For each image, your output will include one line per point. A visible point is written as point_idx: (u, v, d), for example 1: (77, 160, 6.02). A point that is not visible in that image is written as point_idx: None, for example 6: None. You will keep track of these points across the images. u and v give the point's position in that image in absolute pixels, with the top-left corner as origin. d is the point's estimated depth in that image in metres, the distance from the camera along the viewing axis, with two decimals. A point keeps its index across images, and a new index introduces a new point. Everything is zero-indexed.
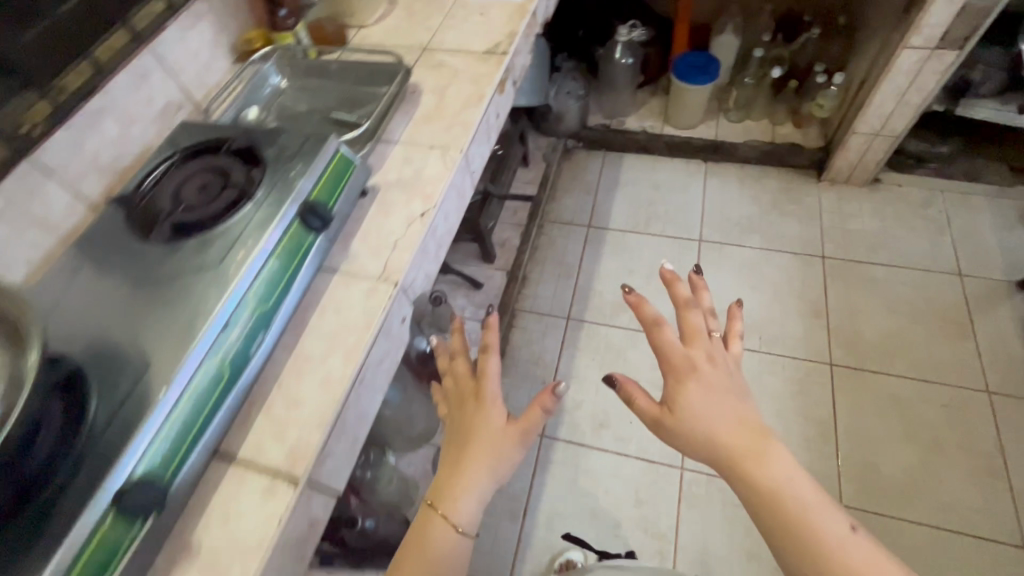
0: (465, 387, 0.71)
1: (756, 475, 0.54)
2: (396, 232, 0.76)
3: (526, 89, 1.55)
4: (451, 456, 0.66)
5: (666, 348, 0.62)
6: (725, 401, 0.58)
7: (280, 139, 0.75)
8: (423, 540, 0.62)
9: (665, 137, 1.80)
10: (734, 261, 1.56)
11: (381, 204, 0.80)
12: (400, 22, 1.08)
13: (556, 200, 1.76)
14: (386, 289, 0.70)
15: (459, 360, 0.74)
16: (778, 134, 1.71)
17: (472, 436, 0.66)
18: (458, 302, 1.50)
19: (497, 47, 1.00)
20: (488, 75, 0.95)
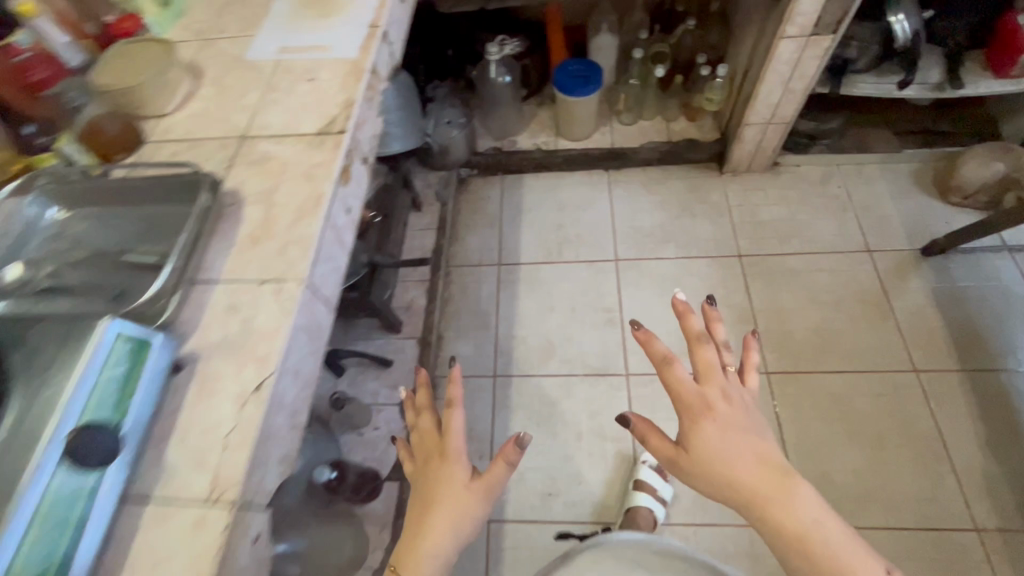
0: (434, 446, 0.70)
1: (780, 517, 0.56)
2: (225, 423, 0.58)
3: (396, 133, 1.37)
4: (418, 518, 0.65)
5: (677, 388, 0.65)
6: (743, 441, 0.61)
7: (29, 337, 0.55)
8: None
9: (561, 151, 1.67)
10: (654, 277, 1.48)
11: (203, 379, 0.61)
12: (208, 105, 0.87)
13: (460, 241, 1.60)
14: (217, 518, 0.53)
15: (425, 418, 0.73)
16: (674, 131, 1.64)
17: (437, 494, 0.65)
18: (369, 387, 1.33)
19: (332, 125, 0.81)
20: (324, 165, 0.77)
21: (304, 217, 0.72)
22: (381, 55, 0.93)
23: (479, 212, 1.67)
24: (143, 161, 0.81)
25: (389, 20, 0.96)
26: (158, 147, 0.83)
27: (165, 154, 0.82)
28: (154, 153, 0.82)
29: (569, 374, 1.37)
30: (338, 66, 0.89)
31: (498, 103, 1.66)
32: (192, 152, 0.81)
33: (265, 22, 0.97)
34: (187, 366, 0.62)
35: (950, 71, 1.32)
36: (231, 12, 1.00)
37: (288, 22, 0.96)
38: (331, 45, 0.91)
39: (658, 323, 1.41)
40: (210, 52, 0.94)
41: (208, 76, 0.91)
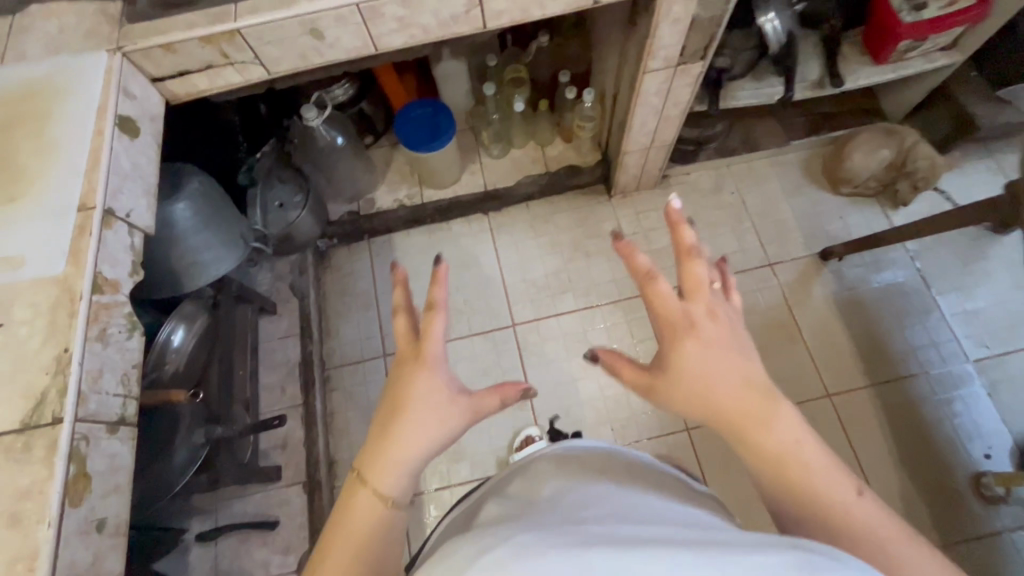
0: (405, 357, 0.53)
1: (759, 440, 0.47)
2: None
3: (207, 258, 1.05)
4: (383, 427, 0.51)
5: (659, 301, 0.51)
6: (730, 356, 0.49)
7: None
8: (351, 525, 0.48)
9: (428, 204, 1.44)
10: (556, 338, 1.34)
11: None
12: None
13: (334, 336, 1.34)
14: None
15: (399, 320, 0.54)
16: (550, 158, 1.45)
17: (407, 402, 0.51)
18: (256, 558, 1.13)
19: (41, 411, 0.56)
20: (37, 493, 0.53)
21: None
22: (111, 251, 0.65)
23: (346, 291, 1.39)
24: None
25: (112, 187, 0.67)
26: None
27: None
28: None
29: (483, 478, 1.22)
30: (40, 295, 0.61)
31: (340, 162, 1.37)
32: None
33: None
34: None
35: (828, 65, 1.20)
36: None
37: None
38: (26, 254, 0.63)
39: (568, 394, 1.29)
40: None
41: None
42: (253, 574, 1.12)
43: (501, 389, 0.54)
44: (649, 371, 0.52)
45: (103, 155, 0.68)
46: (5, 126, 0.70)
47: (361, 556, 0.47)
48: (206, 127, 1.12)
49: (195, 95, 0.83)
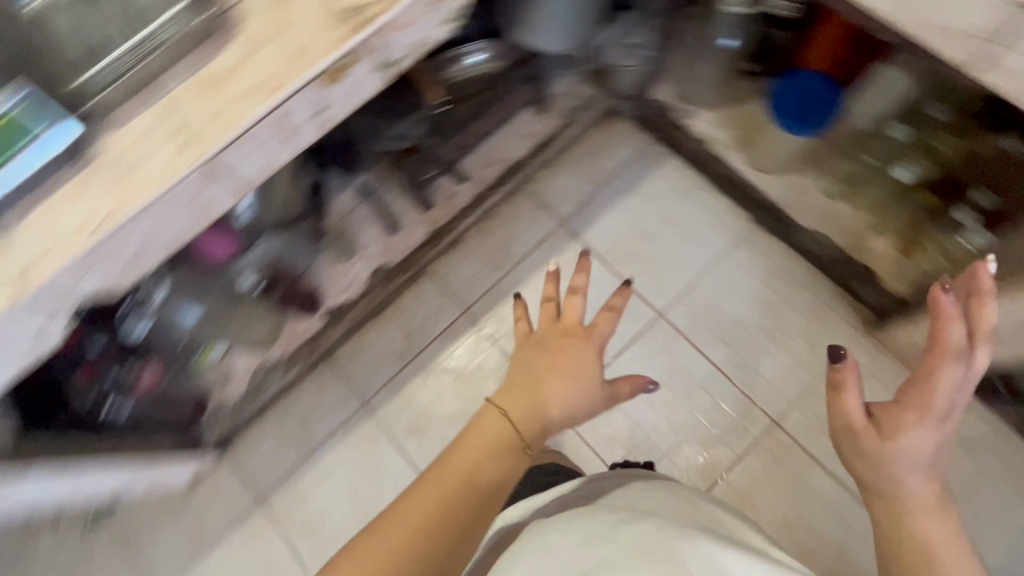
0: (570, 329, 0.90)
1: (911, 525, 0.71)
2: (63, 235, 0.65)
3: (552, 29, 1.09)
4: (537, 379, 0.84)
5: (939, 375, 0.71)
6: (951, 463, 0.73)
7: None
8: (483, 435, 0.79)
9: (724, 163, 1.35)
10: (673, 360, 1.30)
11: (78, 178, 0.66)
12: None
13: (550, 175, 1.51)
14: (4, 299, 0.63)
15: (577, 304, 0.92)
16: (867, 246, 1.23)
17: (560, 364, 0.86)
18: (365, 236, 1.38)
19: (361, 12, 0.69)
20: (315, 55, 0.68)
21: (251, 99, 0.67)
22: None
23: (591, 159, 1.49)
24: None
25: None
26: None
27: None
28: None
29: None
30: None
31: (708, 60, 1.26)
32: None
33: None
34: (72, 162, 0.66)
35: None
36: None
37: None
38: None
39: (632, 400, 1.29)
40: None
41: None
42: (357, 240, 1.37)
43: (629, 382, 0.89)
44: (868, 425, 0.74)
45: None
46: None
47: (484, 453, 0.78)
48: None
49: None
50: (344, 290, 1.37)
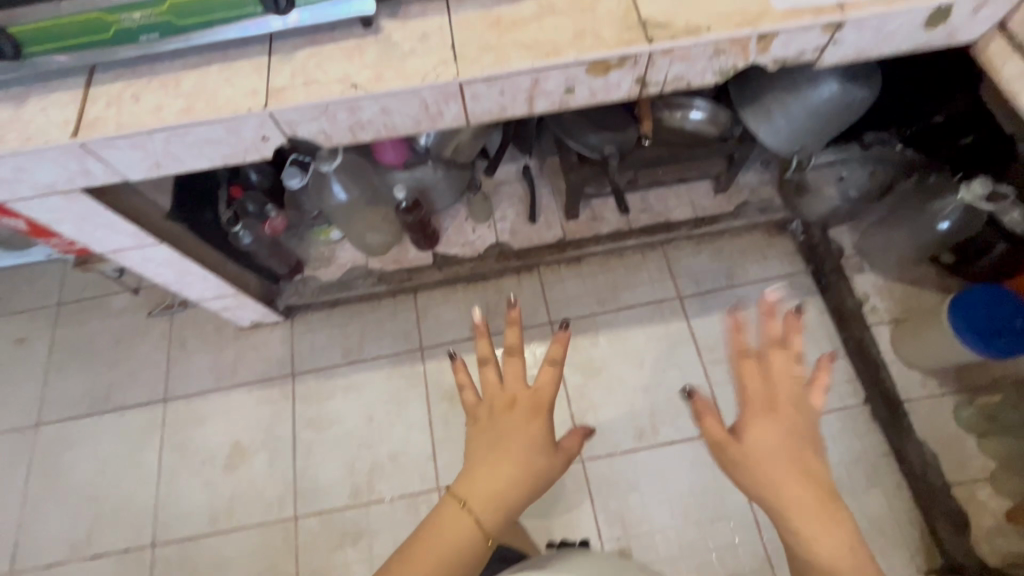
0: (515, 403, 0.64)
1: (812, 536, 0.53)
2: (325, 79, 0.73)
3: (777, 127, 1.13)
4: (491, 458, 0.60)
5: (748, 387, 0.63)
6: (788, 450, 0.57)
7: None
8: (441, 541, 0.55)
9: (866, 332, 1.26)
10: (715, 481, 1.22)
11: (359, 44, 0.75)
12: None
13: (691, 249, 1.43)
14: (257, 103, 0.72)
15: (514, 362, 0.66)
16: (971, 490, 1.12)
17: (513, 427, 0.62)
18: (503, 210, 1.46)
19: (651, 32, 0.72)
20: (594, 45, 0.72)
21: (522, 53, 0.72)
22: (798, 38, 0.73)
23: (740, 256, 1.41)
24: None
25: (866, 21, 0.72)
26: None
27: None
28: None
29: (570, 398, 1.31)
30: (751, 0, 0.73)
31: (900, 229, 1.23)
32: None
33: None
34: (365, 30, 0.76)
35: None
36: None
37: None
38: None
39: (655, 492, 1.22)
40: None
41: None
42: (495, 210, 1.45)
43: (574, 438, 0.66)
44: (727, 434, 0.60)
45: (902, 3, 0.71)
46: None
47: (446, 575, 0.54)
48: (919, 90, 1.13)
49: (987, 65, 0.80)
50: (461, 244, 1.43)
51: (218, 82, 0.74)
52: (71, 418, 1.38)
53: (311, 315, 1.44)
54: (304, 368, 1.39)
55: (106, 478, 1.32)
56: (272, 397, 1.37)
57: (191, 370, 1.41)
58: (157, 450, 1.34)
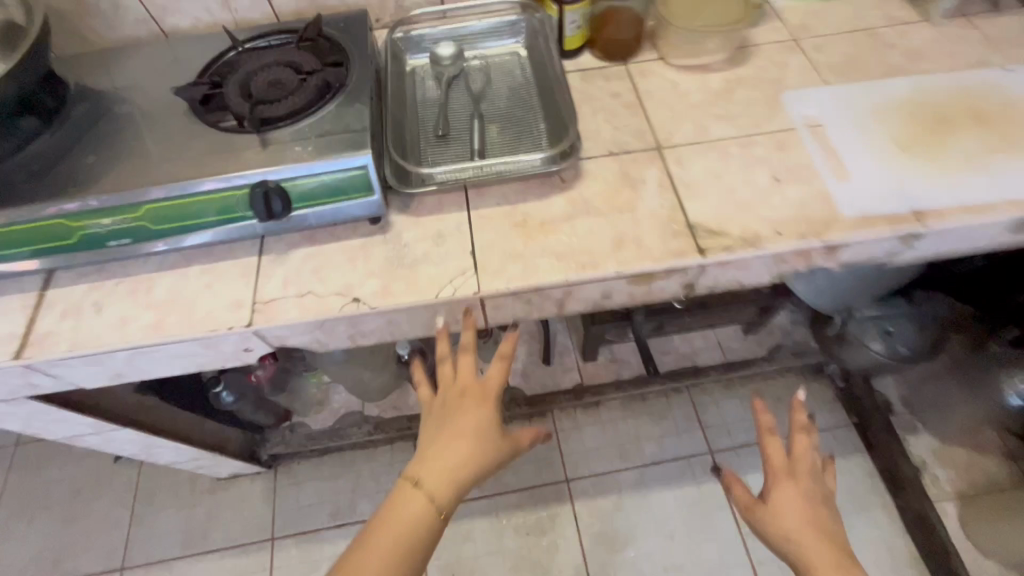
0: (464, 398, 0.66)
1: None
2: (323, 291, 0.62)
3: (816, 284, 1.02)
4: (443, 434, 0.64)
5: (768, 451, 0.63)
6: (808, 505, 0.59)
7: (355, 107, 0.64)
8: (399, 518, 0.60)
9: (931, 509, 1.09)
10: None
11: (364, 245, 0.65)
12: (693, 85, 0.76)
13: (720, 396, 1.31)
14: (241, 318, 0.61)
15: (467, 364, 0.68)
16: None
17: (464, 409, 0.65)
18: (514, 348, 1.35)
19: (703, 241, 0.63)
20: (637, 257, 0.62)
21: (553, 264, 0.62)
22: (870, 247, 0.63)
23: (775, 405, 1.28)
24: (589, 72, 0.79)
25: (948, 231, 0.63)
26: (614, 72, 0.79)
27: (602, 86, 0.77)
28: (603, 70, 0.79)
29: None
30: (814, 206, 0.64)
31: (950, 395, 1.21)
32: (617, 111, 0.74)
33: (857, 102, 0.72)
34: (372, 225, 0.66)
35: None
36: (852, 53, 0.79)
37: (866, 109, 0.72)
38: (852, 181, 0.65)
39: None
40: (776, 50, 0.80)
41: (739, 67, 0.78)
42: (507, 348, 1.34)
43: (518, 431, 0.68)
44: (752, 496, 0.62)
45: (988, 214, 0.62)
46: (979, 126, 0.69)
47: (405, 544, 0.59)
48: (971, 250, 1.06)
49: None
50: None
51: (197, 289, 0.63)
52: None
53: (297, 466, 1.29)
54: (285, 532, 1.22)
55: None
56: (246, 568, 1.18)
57: (155, 533, 1.23)
58: None
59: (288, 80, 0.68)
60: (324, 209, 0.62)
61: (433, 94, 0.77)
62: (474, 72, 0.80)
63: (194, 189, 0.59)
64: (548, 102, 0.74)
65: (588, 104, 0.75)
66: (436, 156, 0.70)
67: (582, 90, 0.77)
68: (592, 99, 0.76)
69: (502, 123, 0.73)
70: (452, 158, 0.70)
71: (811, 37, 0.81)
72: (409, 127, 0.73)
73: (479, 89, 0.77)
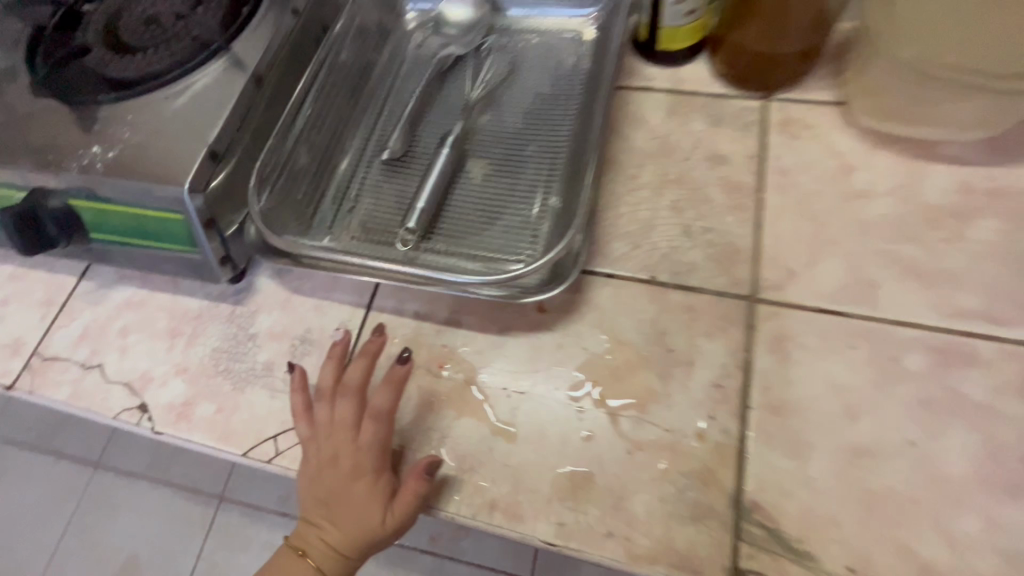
0: (335, 466, 0.30)
1: None
2: (112, 372, 0.40)
3: None
4: (315, 493, 0.31)
5: None
6: None
7: (224, 97, 0.38)
8: None
9: None
10: None
11: (201, 316, 0.41)
12: (883, 181, 0.38)
13: None
14: (7, 372, 0.41)
15: (340, 409, 0.31)
16: None
17: (340, 461, 0.30)
18: None
19: (753, 557, 0.29)
20: (599, 532, 0.31)
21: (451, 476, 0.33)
22: None
23: None
24: (688, 100, 0.43)
25: None
26: (733, 112, 0.42)
27: (699, 134, 0.42)
28: (714, 101, 0.43)
29: None
30: None
31: None
32: (702, 194, 0.39)
33: None
34: (228, 285, 0.42)
35: None
36: None
37: None
38: None
39: None
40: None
41: (1006, 165, 0.37)
42: None
43: (406, 491, 0.29)
44: None
45: None
46: None
47: None
48: None
49: None
50: None
51: None
52: None
53: None
54: None
55: None
56: None
57: None
58: None
59: (169, 16, 0.42)
60: (133, 251, 0.39)
61: (413, 81, 0.47)
62: (493, 58, 0.47)
63: None
64: (579, 150, 0.40)
65: (656, 162, 0.41)
66: (361, 211, 0.42)
67: (659, 132, 0.42)
68: (669, 156, 0.41)
69: (488, 175, 0.42)
70: (384, 212, 0.42)
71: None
72: (346, 134, 0.45)
73: (485, 90, 0.46)
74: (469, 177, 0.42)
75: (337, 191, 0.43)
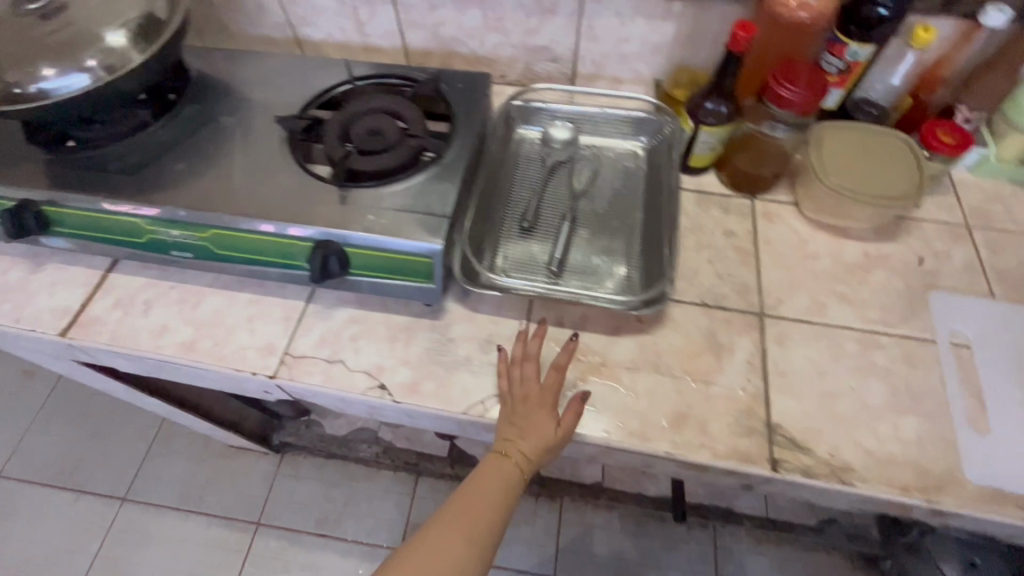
0: (528, 398, 0.54)
1: None
2: (352, 364, 0.59)
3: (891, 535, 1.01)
4: (513, 416, 0.53)
5: None
6: None
7: (444, 187, 0.60)
8: (479, 491, 0.51)
9: None
10: None
11: (409, 327, 0.61)
12: (823, 249, 0.66)
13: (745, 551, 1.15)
14: (268, 366, 0.59)
15: (528, 367, 0.55)
16: None
17: (531, 395, 0.54)
18: None
19: (781, 451, 0.53)
20: (695, 443, 0.53)
21: (603, 419, 0.55)
22: (986, 526, 0.51)
23: None
24: (708, 197, 0.70)
25: None
26: (735, 205, 0.70)
27: (717, 218, 0.69)
28: (723, 198, 0.70)
29: None
30: (930, 453, 0.53)
31: None
32: (724, 254, 0.66)
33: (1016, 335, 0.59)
34: (425, 307, 0.62)
35: None
36: None
37: None
38: (989, 440, 0.53)
39: None
40: (939, 233, 0.67)
41: (886, 241, 0.66)
42: None
43: (571, 410, 0.53)
44: None
45: None
46: None
47: (486, 519, 0.50)
48: None
49: None
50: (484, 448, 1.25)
51: (237, 321, 0.62)
52: (31, 483, 1.27)
53: (302, 460, 1.29)
54: (271, 522, 1.23)
55: (31, 566, 1.18)
56: (227, 546, 1.20)
57: (160, 476, 1.27)
58: (87, 564, 1.18)
59: (389, 130, 0.65)
60: (378, 282, 0.59)
61: (531, 177, 0.72)
62: (583, 165, 0.73)
63: (267, 230, 0.57)
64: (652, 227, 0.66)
65: (695, 234, 0.67)
66: (512, 260, 0.65)
67: (694, 216, 0.69)
68: (702, 231, 0.67)
69: (592, 239, 0.66)
70: (529, 260, 0.65)
71: (987, 228, 0.67)
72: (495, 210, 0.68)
73: (581, 186, 0.71)
74: (580, 240, 0.66)
75: (493, 246, 0.66)
